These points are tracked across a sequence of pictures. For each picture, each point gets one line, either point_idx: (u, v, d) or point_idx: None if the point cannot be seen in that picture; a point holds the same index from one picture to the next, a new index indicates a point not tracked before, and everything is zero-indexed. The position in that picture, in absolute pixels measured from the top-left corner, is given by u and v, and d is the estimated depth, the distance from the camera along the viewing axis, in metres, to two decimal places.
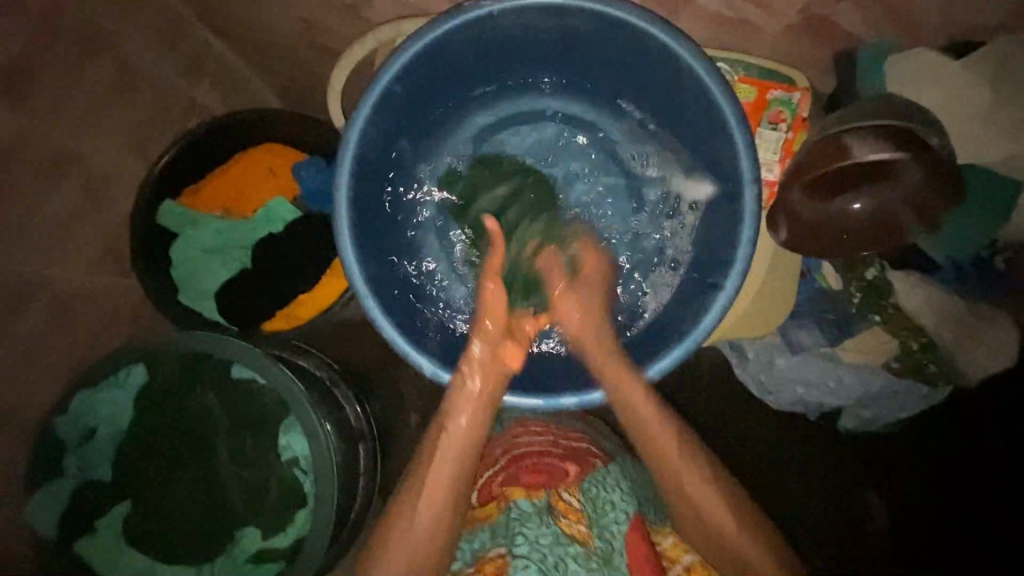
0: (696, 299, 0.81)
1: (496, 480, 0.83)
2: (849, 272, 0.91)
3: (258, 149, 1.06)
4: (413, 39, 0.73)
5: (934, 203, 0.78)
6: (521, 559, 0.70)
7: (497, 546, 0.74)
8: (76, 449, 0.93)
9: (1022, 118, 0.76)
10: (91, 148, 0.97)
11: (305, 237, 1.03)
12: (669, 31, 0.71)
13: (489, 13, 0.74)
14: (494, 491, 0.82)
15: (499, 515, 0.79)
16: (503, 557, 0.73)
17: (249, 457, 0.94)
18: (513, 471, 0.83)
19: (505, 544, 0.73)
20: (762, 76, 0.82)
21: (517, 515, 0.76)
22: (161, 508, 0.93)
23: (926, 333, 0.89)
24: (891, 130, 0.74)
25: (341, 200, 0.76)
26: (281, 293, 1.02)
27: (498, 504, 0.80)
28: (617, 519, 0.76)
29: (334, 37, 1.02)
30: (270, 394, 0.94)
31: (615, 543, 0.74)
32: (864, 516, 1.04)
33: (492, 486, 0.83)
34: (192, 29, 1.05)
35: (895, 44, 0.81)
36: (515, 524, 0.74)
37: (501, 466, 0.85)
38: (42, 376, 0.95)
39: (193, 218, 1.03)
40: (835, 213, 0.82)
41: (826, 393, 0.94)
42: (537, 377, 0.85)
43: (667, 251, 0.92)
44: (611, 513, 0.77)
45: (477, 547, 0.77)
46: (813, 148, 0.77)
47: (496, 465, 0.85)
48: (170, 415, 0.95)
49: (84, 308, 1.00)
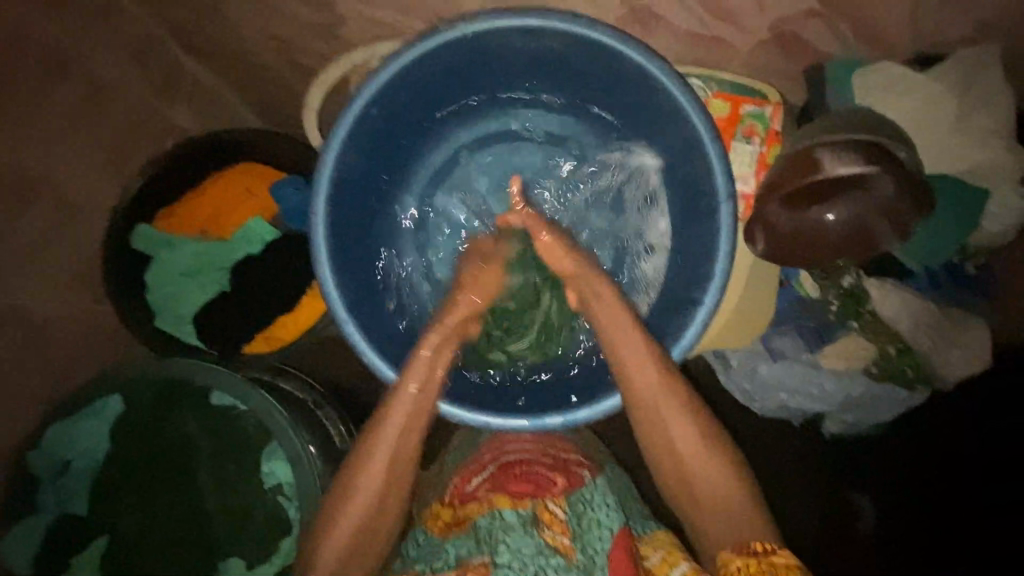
0: (682, 308, 0.80)
1: (483, 483, 0.82)
2: (826, 282, 0.92)
3: (235, 171, 1.05)
4: (387, 62, 0.73)
5: (905, 216, 0.80)
6: (502, 568, 0.70)
7: (480, 553, 0.72)
8: (51, 482, 0.90)
9: (988, 127, 0.79)
10: (68, 171, 0.94)
11: (283, 257, 1.02)
12: (642, 49, 0.72)
13: (464, 35, 0.74)
14: (480, 492, 0.81)
15: (481, 521, 0.75)
16: (486, 564, 0.71)
17: (233, 483, 0.92)
18: (499, 478, 0.82)
19: (488, 551, 0.72)
20: (734, 92, 0.83)
21: (500, 523, 0.74)
22: (142, 540, 0.91)
23: (902, 338, 0.90)
24: (860, 144, 0.75)
25: (318, 222, 0.76)
26: (260, 316, 1.00)
27: (481, 508, 0.78)
28: (599, 536, 0.74)
29: (311, 57, 1.01)
30: (251, 419, 0.92)
31: (597, 559, 0.72)
32: (852, 520, 1.07)
33: (479, 488, 0.82)
34: (167, 48, 1.04)
35: (863, 56, 0.83)
36: (497, 531, 0.73)
37: (487, 474, 0.84)
38: (20, 412, 0.92)
39: (167, 242, 1.01)
40: (812, 223, 0.82)
41: (810, 399, 0.95)
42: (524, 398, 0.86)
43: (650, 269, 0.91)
44: (593, 530, 0.74)
45: (462, 553, 0.73)
46: (787, 162, 0.78)
47: (483, 472, 0.84)
48: (150, 443, 0.94)
49: (61, 336, 0.97)
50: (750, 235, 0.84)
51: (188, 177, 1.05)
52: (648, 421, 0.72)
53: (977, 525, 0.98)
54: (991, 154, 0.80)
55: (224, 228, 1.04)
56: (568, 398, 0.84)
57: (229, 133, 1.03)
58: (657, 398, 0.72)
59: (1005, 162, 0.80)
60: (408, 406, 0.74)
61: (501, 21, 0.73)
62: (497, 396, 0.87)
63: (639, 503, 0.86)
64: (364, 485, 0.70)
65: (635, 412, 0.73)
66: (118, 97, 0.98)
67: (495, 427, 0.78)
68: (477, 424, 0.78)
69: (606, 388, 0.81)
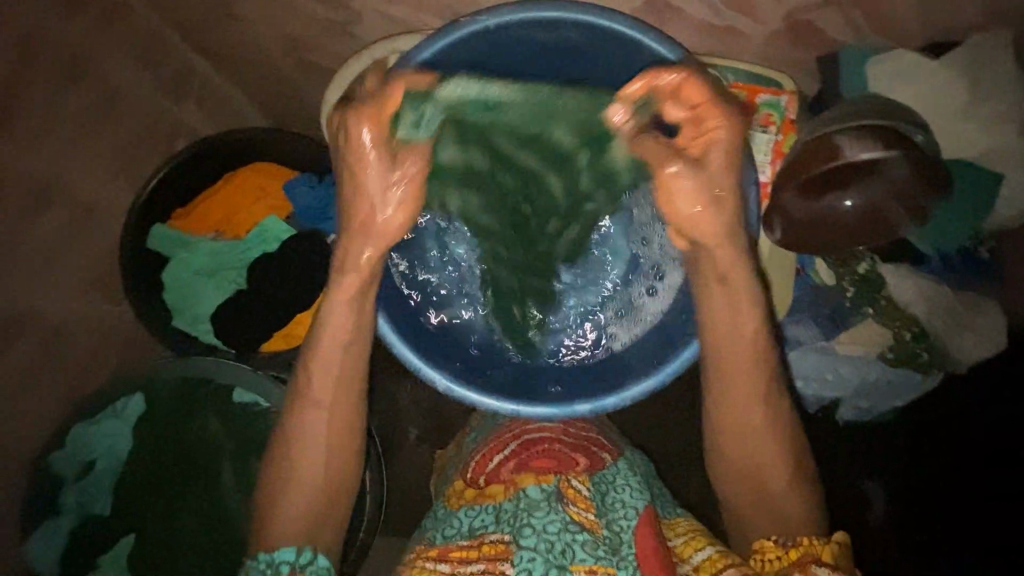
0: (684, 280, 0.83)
1: (505, 463, 0.81)
2: (842, 267, 0.92)
3: (246, 170, 1.05)
4: (409, 58, 0.74)
5: (919, 197, 0.81)
6: (527, 550, 0.70)
7: (501, 531, 0.74)
8: (74, 483, 0.90)
9: (998, 112, 0.81)
10: (84, 173, 0.94)
11: (299, 253, 1.02)
12: (661, 41, 0.73)
13: (483, 29, 0.74)
14: (505, 474, 0.80)
15: (507, 502, 0.76)
16: (505, 542, 0.73)
17: (257, 480, 0.93)
18: (522, 457, 0.81)
19: (511, 532, 0.73)
20: (750, 80, 0.83)
21: (525, 502, 0.74)
22: (171, 537, 0.92)
23: (917, 323, 0.91)
24: (874, 129, 0.76)
25: (343, 217, 0.77)
26: (277, 314, 1.01)
27: (506, 490, 0.78)
28: (626, 516, 0.75)
29: (322, 55, 1.01)
30: (273, 416, 0.93)
31: (623, 536, 0.73)
32: (865, 507, 1.11)
33: (502, 469, 0.81)
34: (181, 52, 1.04)
35: (875, 45, 0.84)
36: (522, 513, 0.73)
37: (510, 451, 0.83)
38: (42, 416, 0.92)
39: (186, 243, 1.02)
40: (828, 210, 0.82)
41: (824, 385, 0.97)
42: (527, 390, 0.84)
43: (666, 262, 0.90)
44: (620, 510, 0.76)
45: (477, 526, 0.77)
46: (806, 150, 0.78)
47: (505, 450, 0.83)
48: (173, 441, 0.95)
49: (80, 338, 0.97)
50: (768, 221, 0.84)
51: (200, 176, 1.05)
52: (736, 425, 0.73)
53: (978, 515, 1.01)
54: (1003, 137, 0.81)
55: (238, 228, 1.05)
56: (592, 385, 0.85)
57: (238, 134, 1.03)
58: (744, 396, 0.73)
59: (1014, 146, 0.81)
60: (329, 353, 0.73)
61: (521, 14, 0.74)
62: (501, 381, 0.86)
63: (661, 486, 0.88)
64: (308, 426, 0.72)
65: (716, 408, 0.75)
66: (132, 100, 0.98)
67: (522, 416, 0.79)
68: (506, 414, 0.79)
69: (631, 376, 0.83)
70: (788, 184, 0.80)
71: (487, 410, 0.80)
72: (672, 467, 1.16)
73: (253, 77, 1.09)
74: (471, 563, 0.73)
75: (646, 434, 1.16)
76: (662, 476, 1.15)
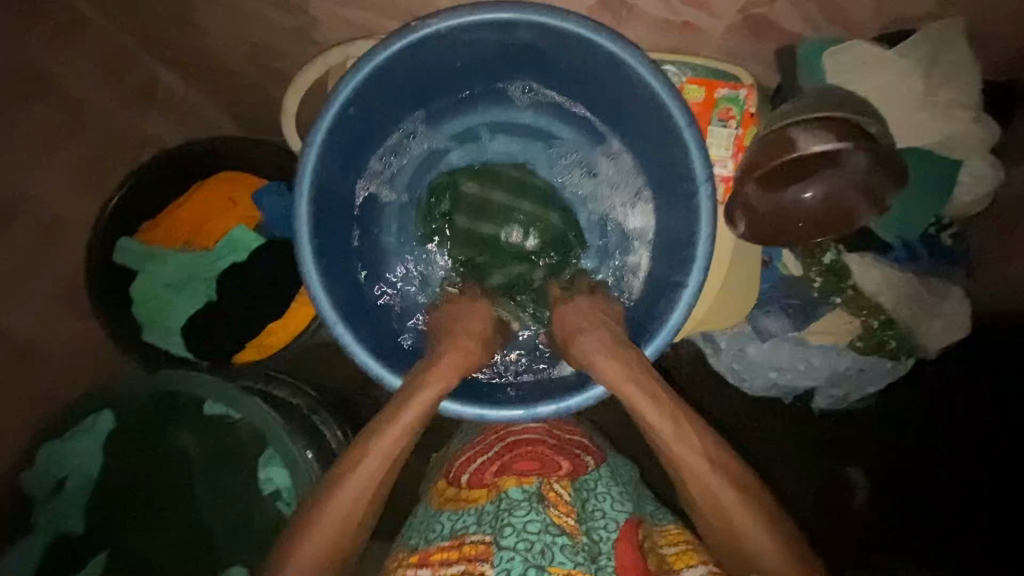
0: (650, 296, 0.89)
1: (490, 465, 0.83)
2: (807, 258, 0.93)
3: (215, 178, 1.04)
4: (361, 63, 0.73)
5: (879, 188, 0.81)
6: (506, 550, 0.71)
7: (481, 532, 0.75)
8: (46, 502, 0.89)
9: (955, 101, 0.81)
10: (46, 189, 0.92)
11: (271, 262, 1.01)
12: (615, 38, 0.73)
13: (436, 31, 0.74)
14: (488, 477, 0.82)
15: (488, 507, 0.78)
16: (486, 543, 0.74)
17: (233, 488, 0.93)
18: (504, 459, 0.83)
19: (491, 532, 0.74)
20: (709, 75, 0.83)
21: (507, 502, 0.77)
22: (147, 552, 0.91)
23: (884, 311, 0.92)
24: (833, 122, 0.74)
25: (301, 223, 0.77)
26: (250, 324, 1.00)
27: (489, 493, 0.80)
28: (606, 527, 0.76)
29: (286, 62, 1.00)
30: (247, 427, 0.93)
31: (602, 546, 0.74)
32: (847, 490, 1.11)
33: (486, 471, 0.83)
34: (139, 59, 1.02)
35: (834, 37, 0.84)
36: (503, 514, 0.75)
37: (492, 454, 0.84)
38: (11, 434, 0.91)
39: (153, 256, 1.00)
40: (789, 202, 0.84)
41: (798, 375, 0.97)
42: (494, 392, 0.87)
43: (631, 268, 0.95)
44: (600, 520, 0.77)
45: (458, 526, 0.77)
46: (762, 145, 0.77)
47: (488, 452, 0.84)
48: (147, 455, 0.94)
49: (49, 354, 0.96)
50: (732, 217, 0.84)
51: (174, 184, 1.04)
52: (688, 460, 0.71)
53: None
54: (961, 126, 0.82)
55: (207, 237, 1.03)
56: (561, 388, 0.85)
57: (205, 144, 1.03)
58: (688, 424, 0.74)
59: (972, 134, 0.82)
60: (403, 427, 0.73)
61: (474, 16, 0.73)
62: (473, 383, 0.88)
63: (646, 491, 0.89)
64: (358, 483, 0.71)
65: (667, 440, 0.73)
66: (94, 111, 0.96)
67: (489, 419, 0.79)
68: (471, 417, 0.79)
69: (596, 374, 0.83)
70: (746, 178, 0.79)
71: (451, 414, 0.80)
72: (660, 463, 1.16)
73: (220, 85, 1.08)
74: (450, 565, 0.73)
75: (631, 429, 1.16)
76: (648, 470, 1.16)
